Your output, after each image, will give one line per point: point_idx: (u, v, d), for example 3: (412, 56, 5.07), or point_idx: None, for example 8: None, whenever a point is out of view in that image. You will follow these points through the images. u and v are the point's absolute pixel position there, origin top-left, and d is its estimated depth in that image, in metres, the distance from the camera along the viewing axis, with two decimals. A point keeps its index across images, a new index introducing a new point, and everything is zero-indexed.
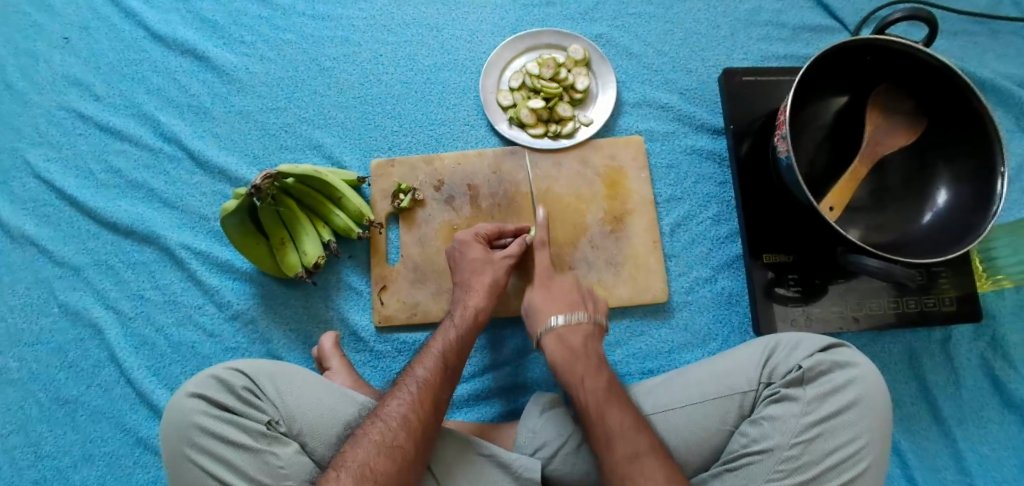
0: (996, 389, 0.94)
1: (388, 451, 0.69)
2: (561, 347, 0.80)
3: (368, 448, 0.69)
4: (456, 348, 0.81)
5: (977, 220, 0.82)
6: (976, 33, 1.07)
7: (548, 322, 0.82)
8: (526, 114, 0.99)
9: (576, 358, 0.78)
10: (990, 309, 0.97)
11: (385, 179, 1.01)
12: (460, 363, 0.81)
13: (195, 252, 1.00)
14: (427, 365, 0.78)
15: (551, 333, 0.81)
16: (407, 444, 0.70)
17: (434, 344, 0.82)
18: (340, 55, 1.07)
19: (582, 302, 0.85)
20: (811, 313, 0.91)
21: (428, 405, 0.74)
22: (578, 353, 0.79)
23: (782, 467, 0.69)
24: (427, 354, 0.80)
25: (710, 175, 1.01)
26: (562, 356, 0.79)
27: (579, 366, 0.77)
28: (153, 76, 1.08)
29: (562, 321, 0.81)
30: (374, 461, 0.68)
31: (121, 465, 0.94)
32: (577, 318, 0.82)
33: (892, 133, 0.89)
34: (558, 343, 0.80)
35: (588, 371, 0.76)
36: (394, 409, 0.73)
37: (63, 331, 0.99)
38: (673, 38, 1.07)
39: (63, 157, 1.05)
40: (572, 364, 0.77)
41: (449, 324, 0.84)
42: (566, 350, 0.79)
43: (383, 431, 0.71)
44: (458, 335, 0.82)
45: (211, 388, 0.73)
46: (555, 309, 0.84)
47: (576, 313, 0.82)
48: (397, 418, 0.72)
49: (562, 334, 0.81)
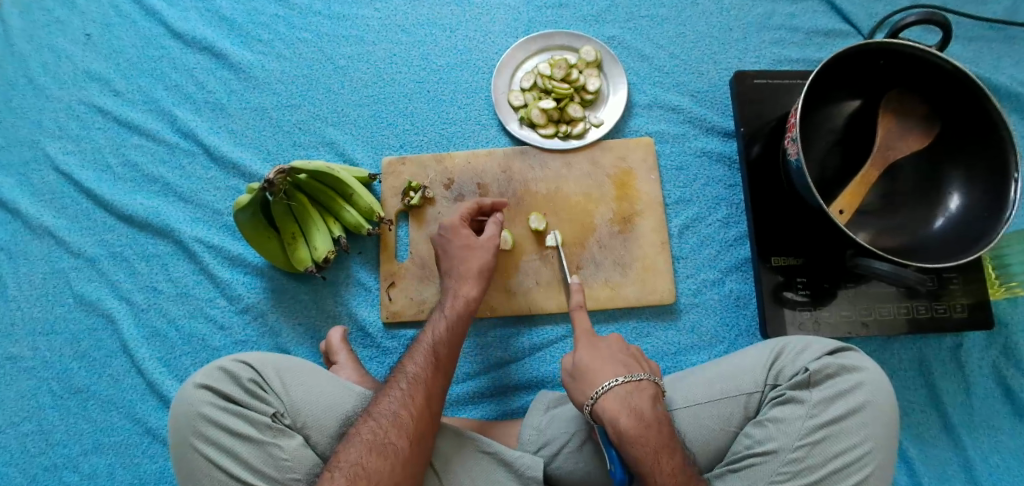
0: (1007, 398, 0.93)
1: (380, 450, 0.70)
2: (625, 410, 0.70)
3: (360, 447, 0.70)
4: (446, 341, 0.81)
5: (991, 225, 0.82)
6: (992, 39, 1.06)
7: (602, 383, 0.72)
8: (537, 114, 1.00)
9: (647, 428, 0.69)
10: (1003, 317, 0.95)
11: (395, 177, 1.02)
12: (451, 357, 0.82)
13: (208, 245, 1.01)
14: (417, 361, 0.79)
15: (608, 394, 0.71)
16: (398, 442, 0.71)
17: (424, 338, 0.82)
18: (354, 54, 1.09)
19: (635, 362, 0.76)
20: (820, 317, 0.91)
21: (420, 402, 0.75)
22: (648, 421, 0.70)
23: (786, 469, 0.70)
24: (417, 349, 0.81)
25: (719, 178, 1.01)
26: (633, 427, 0.69)
27: (652, 438, 0.69)
28: (172, 73, 1.10)
29: (621, 381, 0.72)
30: (365, 459, 0.69)
31: (130, 455, 0.96)
32: (638, 378, 0.72)
33: (905, 136, 0.88)
34: (621, 406, 0.70)
35: (661, 446, 0.69)
36: (386, 407, 0.74)
37: (77, 321, 1.01)
38: (685, 41, 1.07)
39: (82, 151, 1.07)
40: (644, 435, 0.69)
41: (438, 318, 0.84)
42: (636, 419, 0.69)
43: (373, 430, 0.71)
44: (448, 328, 0.83)
45: (218, 379, 0.74)
46: (608, 367, 0.74)
47: (634, 373, 0.73)
48: (388, 417, 0.73)
49: (623, 396, 0.71)
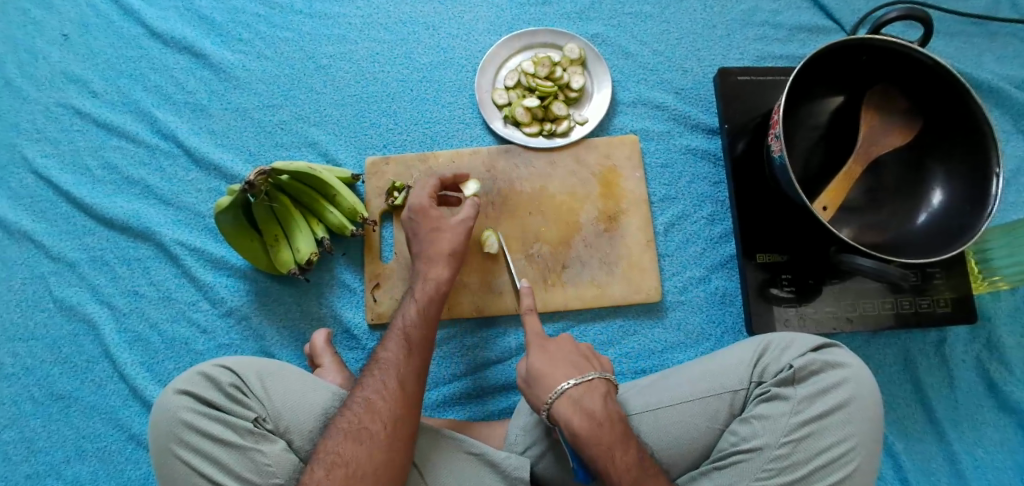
0: (991, 391, 0.93)
1: (355, 435, 0.69)
2: (578, 412, 0.70)
3: (336, 435, 0.69)
4: (418, 323, 0.80)
5: (973, 220, 0.82)
6: (974, 34, 1.07)
7: (558, 387, 0.72)
8: (521, 113, 0.99)
9: (600, 427, 0.69)
10: (987, 311, 0.96)
11: (379, 177, 1.01)
12: (427, 339, 0.80)
13: (190, 248, 1.00)
14: (390, 347, 0.78)
15: (563, 398, 0.71)
16: (373, 426, 0.70)
17: (398, 325, 0.81)
18: (336, 53, 1.08)
19: (586, 361, 0.76)
20: (805, 313, 0.91)
21: (394, 387, 0.74)
22: (600, 419, 0.70)
23: (771, 466, 0.69)
24: (390, 336, 0.80)
25: (704, 175, 1.01)
26: (585, 426, 0.69)
27: (605, 436, 0.69)
28: (152, 74, 1.08)
29: (574, 383, 0.71)
30: (342, 447, 0.68)
31: (113, 461, 0.94)
32: (589, 378, 0.72)
33: (888, 133, 0.89)
34: (574, 409, 0.70)
35: (615, 442, 0.69)
36: (360, 395, 0.73)
37: (58, 327, 0.99)
38: (669, 38, 1.07)
39: (60, 154, 1.06)
40: (597, 434, 0.69)
41: (410, 303, 0.83)
42: (586, 419, 0.69)
43: (349, 417, 0.71)
44: (419, 311, 0.82)
45: (198, 384, 0.73)
46: (560, 370, 0.73)
47: (586, 373, 0.73)
48: (362, 404, 0.72)
49: (576, 398, 0.71)
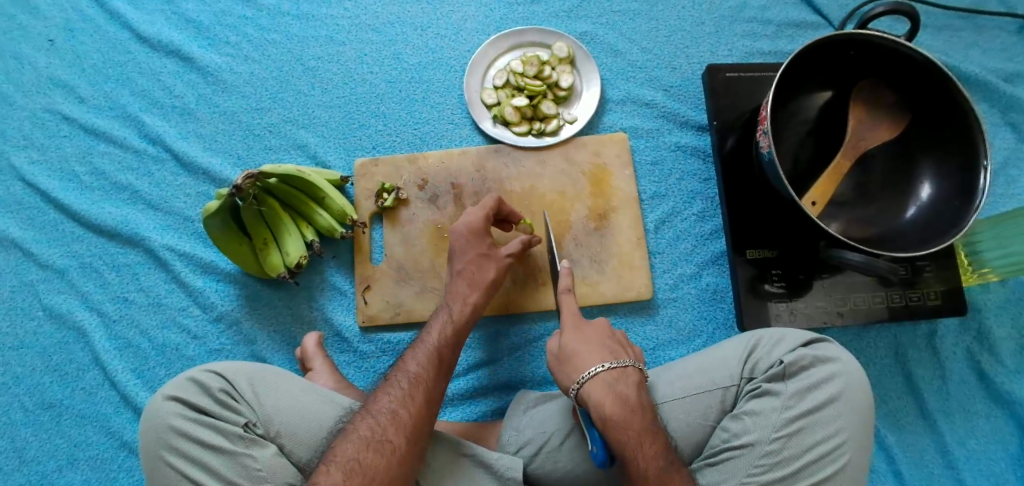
0: (982, 383, 0.94)
1: (377, 446, 0.69)
2: (611, 396, 0.70)
3: (356, 443, 0.69)
4: (449, 342, 0.81)
5: (961, 213, 0.82)
6: (960, 28, 1.07)
7: (590, 369, 0.72)
8: (510, 112, 0.99)
9: (631, 413, 0.69)
10: (977, 303, 0.96)
11: (368, 179, 1.01)
12: (452, 358, 0.82)
13: (180, 253, 1.00)
14: (418, 360, 0.78)
15: (594, 379, 0.71)
16: (396, 439, 0.70)
17: (427, 339, 0.82)
18: (324, 54, 1.07)
19: (622, 350, 0.76)
20: (796, 308, 0.91)
21: (420, 401, 0.74)
22: (633, 406, 0.70)
23: (762, 461, 0.69)
24: (419, 348, 0.80)
25: (694, 172, 1.01)
26: (619, 412, 0.69)
27: (635, 422, 0.69)
28: (139, 78, 1.08)
29: (607, 367, 0.72)
30: (362, 456, 0.68)
31: (106, 469, 0.94)
32: (624, 365, 0.73)
33: (874, 129, 0.89)
34: (606, 392, 0.71)
35: (645, 431, 0.69)
36: (384, 405, 0.73)
37: (47, 335, 0.98)
38: (657, 35, 1.07)
39: (48, 160, 1.05)
40: (628, 419, 0.69)
41: (444, 319, 0.84)
42: (621, 404, 0.70)
43: (372, 427, 0.70)
44: (453, 330, 0.83)
45: (188, 391, 0.73)
46: (595, 353, 0.74)
47: (619, 360, 0.74)
48: (386, 415, 0.72)
49: (609, 382, 0.71)
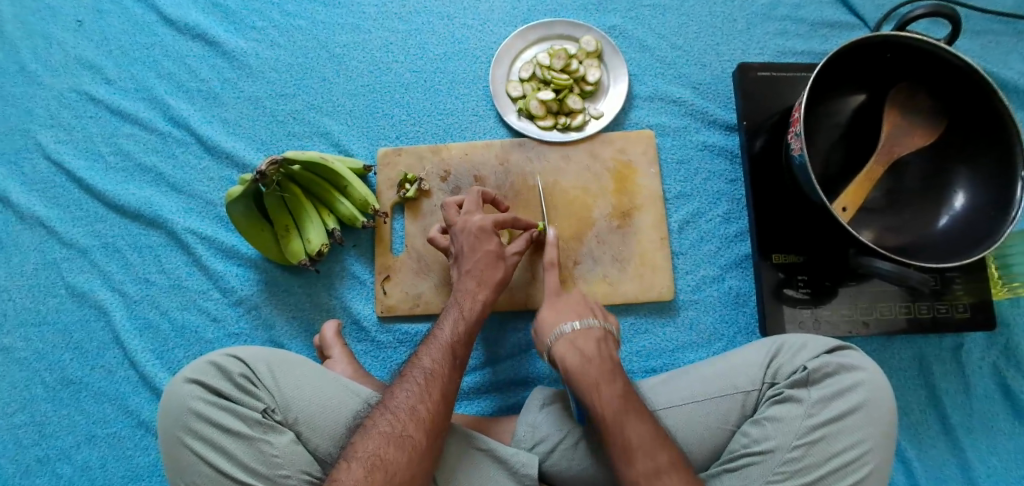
0: (1007, 399, 0.92)
1: (398, 442, 0.69)
2: (573, 350, 0.75)
3: (378, 440, 0.69)
4: (463, 338, 0.79)
5: (995, 226, 0.80)
6: (1001, 32, 1.04)
7: (560, 328, 0.78)
8: (536, 106, 0.98)
9: (589, 364, 0.73)
10: (1006, 317, 0.94)
11: (391, 169, 1.00)
12: (466, 354, 0.80)
13: (201, 237, 1.00)
14: (434, 356, 0.77)
15: (562, 339, 0.77)
16: (416, 435, 0.70)
17: (440, 335, 0.80)
18: (351, 42, 1.07)
19: (591, 312, 0.81)
20: (820, 315, 0.90)
21: (437, 397, 0.73)
22: (591, 358, 0.74)
23: (783, 469, 0.68)
24: (433, 344, 0.78)
25: (721, 172, 1.00)
26: (575, 363, 0.74)
27: (592, 371, 0.72)
28: (164, 61, 1.07)
29: (574, 326, 0.77)
30: (384, 451, 0.68)
31: (122, 448, 0.95)
32: (589, 324, 0.78)
33: (908, 134, 0.86)
34: (569, 347, 0.76)
35: (602, 378, 0.72)
36: (402, 401, 0.72)
37: (70, 312, 0.99)
38: (687, 31, 1.05)
39: (73, 140, 1.06)
40: (585, 369, 0.73)
41: (455, 318, 0.81)
42: (579, 356, 0.74)
43: (391, 422, 0.70)
44: (465, 327, 0.81)
45: (208, 374, 0.74)
46: (566, 315, 0.80)
47: (586, 320, 0.78)
48: (405, 411, 0.71)
49: (573, 339, 0.76)
